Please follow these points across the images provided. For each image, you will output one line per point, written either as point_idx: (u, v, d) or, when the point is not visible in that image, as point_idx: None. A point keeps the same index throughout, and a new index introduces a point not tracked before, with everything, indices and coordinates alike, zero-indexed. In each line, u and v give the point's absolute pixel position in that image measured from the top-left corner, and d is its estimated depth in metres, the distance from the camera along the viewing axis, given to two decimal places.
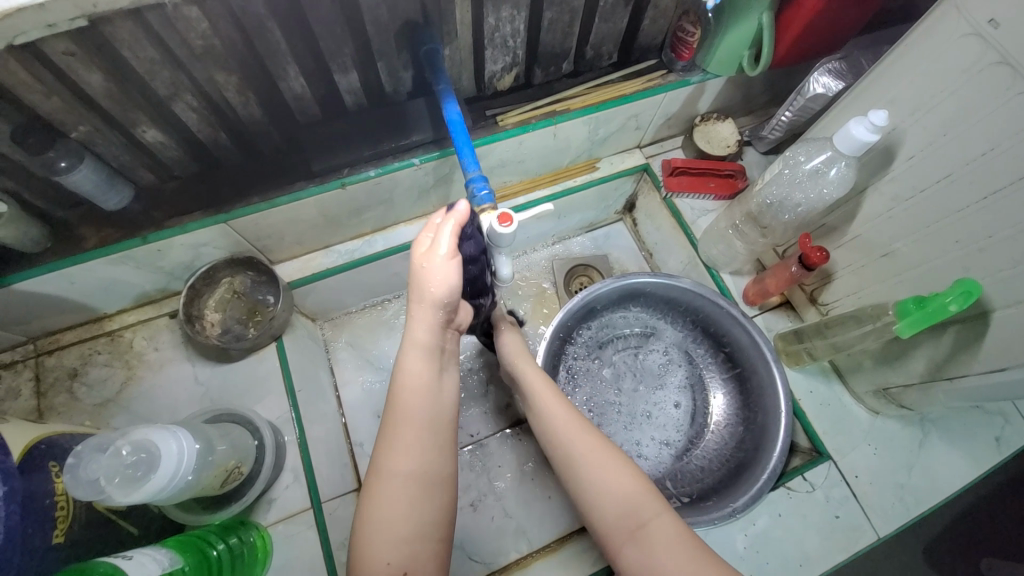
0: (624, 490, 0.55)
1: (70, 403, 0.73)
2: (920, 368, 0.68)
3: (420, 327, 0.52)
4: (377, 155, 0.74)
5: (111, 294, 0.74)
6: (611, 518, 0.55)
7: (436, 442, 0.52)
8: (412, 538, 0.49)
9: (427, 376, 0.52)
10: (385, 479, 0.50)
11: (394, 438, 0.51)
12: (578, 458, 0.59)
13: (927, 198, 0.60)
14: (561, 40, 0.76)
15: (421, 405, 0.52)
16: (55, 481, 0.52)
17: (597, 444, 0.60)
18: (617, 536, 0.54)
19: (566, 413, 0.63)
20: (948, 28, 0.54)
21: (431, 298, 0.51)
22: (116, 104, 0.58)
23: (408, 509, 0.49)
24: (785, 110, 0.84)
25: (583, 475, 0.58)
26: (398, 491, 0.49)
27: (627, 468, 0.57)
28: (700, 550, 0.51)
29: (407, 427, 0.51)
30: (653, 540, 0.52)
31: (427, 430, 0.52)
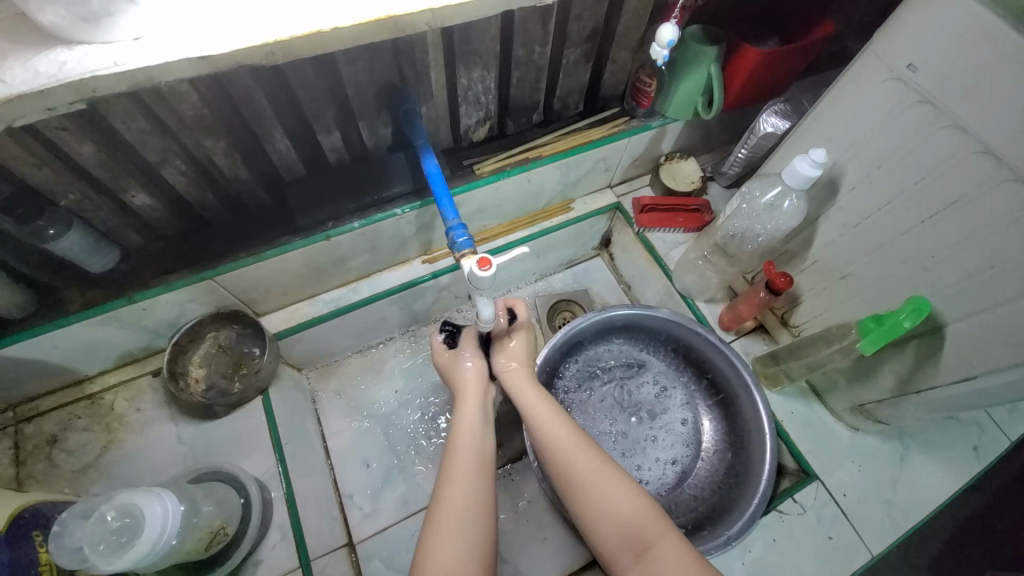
0: (628, 512, 0.57)
1: (49, 471, 0.71)
2: (889, 382, 0.71)
3: (466, 392, 0.69)
4: (360, 208, 0.78)
5: (93, 355, 0.74)
6: (616, 541, 0.57)
7: (481, 480, 0.60)
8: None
9: (471, 430, 0.65)
10: (436, 519, 0.57)
11: (444, 480, 0.60)
12: (580, 478, 0.60)
13: (873, 223, 0.65)
14: (530, 94, 0.82)
15: (465, 449, 0.63)
16: (39, 550, 0.51)
17: (597, 464, 0.61)
18: (624, 559, 0.56)
19: (566, 431, 0.64)
20: (871, 74, 0.61)
21: (472, 380, 0.71)
22: (108, 172, 0.60)
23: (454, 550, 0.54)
24: (741, 148, 0.91)
25: (586, 496, 0.59)
26: (448, 531, 0.55)
27: (630, 489, 0.59)
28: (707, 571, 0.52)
29: (459, 458, 0.61)
30: (659, 562, 0.53)
31: (473, 468, 0.61)
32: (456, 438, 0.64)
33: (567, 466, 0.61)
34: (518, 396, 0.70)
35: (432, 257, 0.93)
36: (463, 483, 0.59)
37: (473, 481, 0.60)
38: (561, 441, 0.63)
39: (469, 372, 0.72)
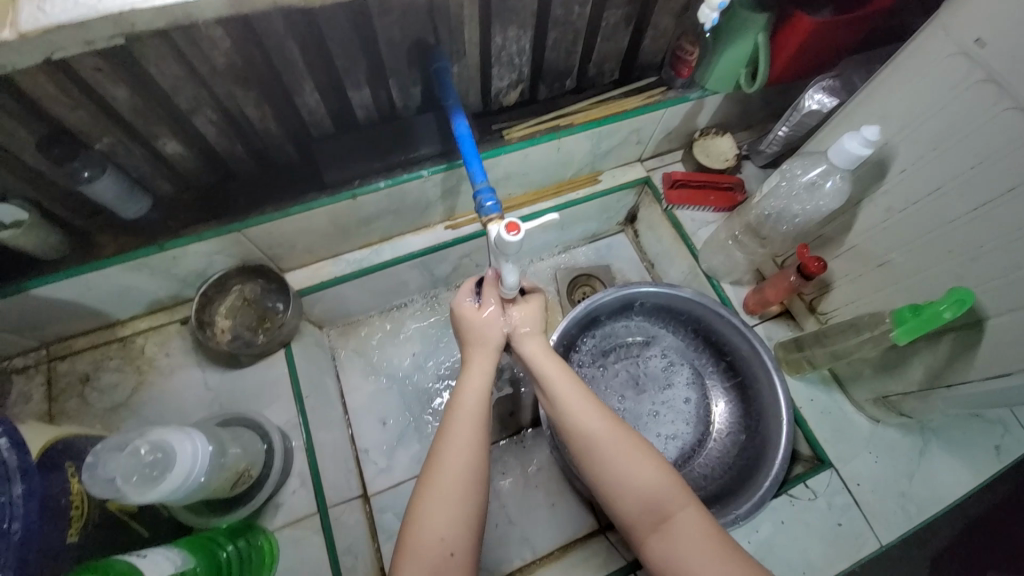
0: (650, 485, 0.56)
1: (82, 407, 0.74)
2: (918, 376, 0.69)
3: (478, 357, 0.64)
4: (388, 167, 0.77)
5: (125, 300, 0.76)
6: (635, 512, 0.56)
7: (479, 452, 0.58)
8: (449, 548, 0.54)
9: (476, 399, 0.61)
10: (430, 487, 0.56)
11: (442, 448, 0.58)
12: (603, 450, 0.58)
13: (920, 209, 0.62)
14: (565, 58, 0.79)
15: (468, 419, 0.59)
16: (70, 481, 0.53)
17: (620, 437, 0.59)
18: (641, 528, 0.56)
19: (587, 401, 0.61)
20: (935, 49, 0.57)
21: (488, 344, 0.64)
22: (140, 117, 0.60)
23: (449, 517, 0.54)
24: (782, 126, 0.87)
25: (607, 467, 0.58)
26: (442, 500, 0.55)
27: (654, 463, 0.57)
28: (725, 549, 0.52)
29: (460, 426, 0.59)
30: (678, 534, 0.54)
31: (473, 438, 0.58)
32: (459, 405, 0.60)
33: (589, 438, 0.59)
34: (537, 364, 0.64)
35: (455, 223, 0.92)
36: (460, 454, 0.57)
37: (471, 454, 0.57)
38: (582, 412, 0.60)
39: (484, 334, 0.64)
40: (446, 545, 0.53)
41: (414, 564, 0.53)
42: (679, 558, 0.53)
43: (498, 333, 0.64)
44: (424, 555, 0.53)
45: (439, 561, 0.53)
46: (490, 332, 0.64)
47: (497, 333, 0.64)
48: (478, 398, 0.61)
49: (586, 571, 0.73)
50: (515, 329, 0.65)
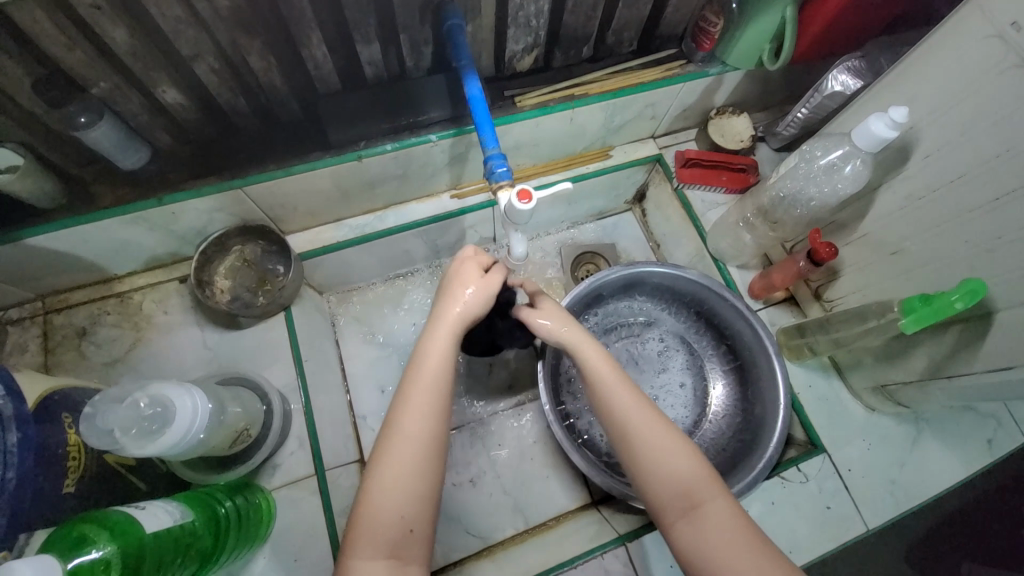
0: (681, 470, 0.54)
1: (79, 360, 0.74)
2: (920, 366, 0.69)
3: (444, 323, 0.58)
4: (394, 130, 0.74)
5: (122, 255, 0.74)
6: (664, 495, 0.54)
7: (441, 422, 0.54)
8: (409, 525, 0.50)
9: (440, 365, 0.56)
10: (385, 460, 0.51)
11: (401, 416, 0.53)
12: (634, 432, 0.56)
13: (940, 197, 0.61)
14: (584, 23, 0.75)
15: (430, 386, 0.54)
16: (67, 432, 0.53)
17: (651, 421, 0.57)
18: (668, 513, 0.53)
19: (620, 382, 0.59)
20: (970, 30, 0.54)
21: (460, 311, 0.58)
22: (139, 62, 0.57)
23: (400, 490, 0.50)
24: (801, 107, 0.84)
25: (637, 450, 0.56)
26: (400, 474, 0.51)
27: (685, 448, 0.55)
28: (757, 540, 0.50)
29: (419, 393, 0.54)
30: (708, 522, 0.51)
31: (434, 407, 0.54)
32: (421, 371, 0.55)
33: (622, 419, 0.57)
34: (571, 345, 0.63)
35: (461, 192, 0.90)
36: (423, 423, 0.53)
37: (433, 425, 0.53)
38: (616, 392, 0.58)
39: (463, 301, 0.59)
40: (405, 522, 0.49)
41: (369, 541, 0.48)
42: (707, 547, 0.50)
43: (476, 301, 0.59)
44: (379, 532, 0.49)
45: (395, 538, 0.49)
46: (468, 300, 0.59)
47: (473, 301, 0.59)
48: (443, 365, 0.56)
49: (578, 541, 0.74)
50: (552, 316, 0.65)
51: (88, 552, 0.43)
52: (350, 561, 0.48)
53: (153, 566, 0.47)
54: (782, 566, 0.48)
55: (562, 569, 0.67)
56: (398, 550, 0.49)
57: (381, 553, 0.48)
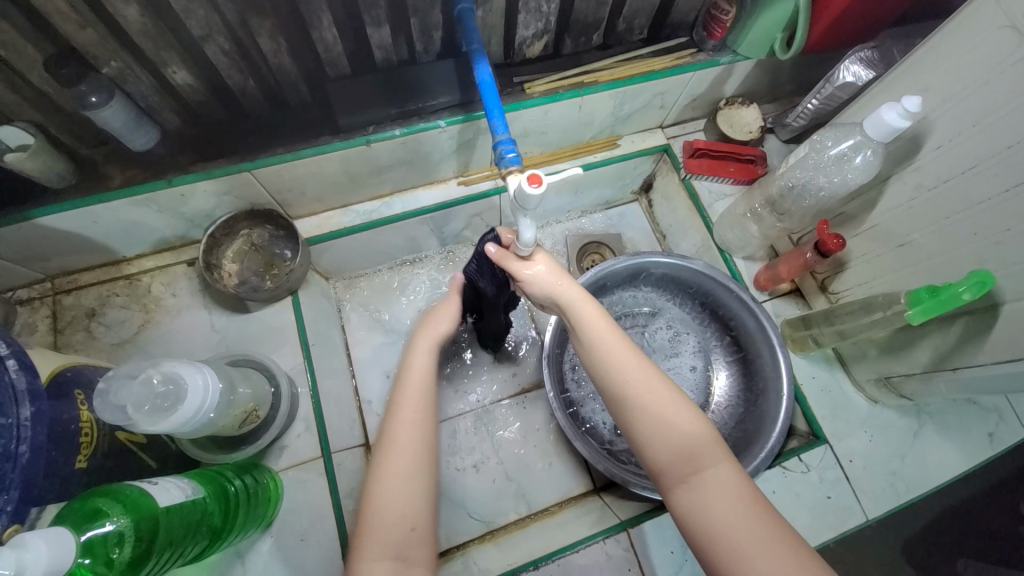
0: (682, 435, 0.53)
1: (88, 341, 0.74)
2: (924, 358, 0.70)
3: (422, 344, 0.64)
4: (403, 115, 0.74)
5: (131, 237, 0.75)
6: (664, 459, 0.52)
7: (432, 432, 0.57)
8: (411, 525, 0.51)
9: (422, 380, 0.60)
10: (386, 466, 0.54)
11: (395, 425, 0.56)
12: (634, 397, 0.55)
13: (951, 188, 0.61)
14: (595, 9, 0.75)
15: (415, 399, 0.58)
16: (80, 408, 0.53)
17: (654, 384, 0.56)
18: (668, 478, 0.52)
19: (621, 344, 0.58)
20: (985, 20, 0.54)
21: (430, 333, 0.66)
22: (149, 41, 0.57)
23: (405, 492, 0.52)
24: (812, 98, 0.83)
25: (637, 415, 0.55)
26: (398, 481, 0.53)
27: (687, 413, 0.54)
28: (758, 508, 0.48)
29: (411, 405, 0.58)
30: (709, 487, 0.50)
31: (421, 419, 0.57)
32: (408, 387, 0.59)
33: (620, 385, 0.56)
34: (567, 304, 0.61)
35: (468, 179, 0.90)
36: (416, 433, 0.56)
37: (427, 433, 0.57)
38: (619, 357, 0.57)
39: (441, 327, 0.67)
40: (405, 523, 0.51)
41: (376, 541, 0.50)
42: (707, 511, 0.49)
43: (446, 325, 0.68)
44: (382, 533, 0.50)
45: (399, 540, 0.50)
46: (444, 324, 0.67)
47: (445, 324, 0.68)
48: (424, 378, 0.60)
49: (579, 527, 0.75)
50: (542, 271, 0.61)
51: (100, 525, 0.43)
52: (356, 565, 0.49)
53: (165, 539, 0.48)
54: (782, 535, 0.46)
55: (563, 554, 0.68)
56: (404, 551, 0.50)
57: (387, 552, 0.49)
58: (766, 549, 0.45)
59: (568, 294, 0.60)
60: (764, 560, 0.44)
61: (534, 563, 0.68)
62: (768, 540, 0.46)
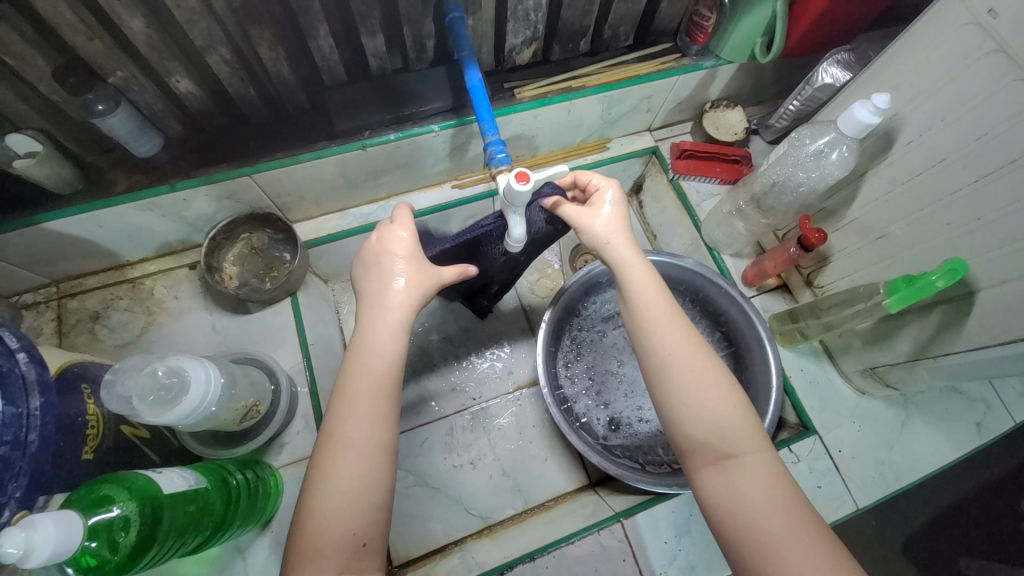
0: (722, 418, 0.52)
1: (92, 343, 0.76)
2: (906, 347, 0.72)
3: (389, 311, 0.56)
4: (398, 119, 0.77)
5: (135, 242, 0.77)
6: (700, 439, 0.52)
7: (390, 424, 0.52)
8: (362, 539, 0.48)
9: (389, 360, 0.54)
10: (334, 472, 0.49)
11: (347, 421, 0.51)
12: (675, 374, 0.54)
13: (923, 181, 0.63)
14: (581, 17, 0.78)
15: (371, 390, 0.52)
16: (86, 402, 0.55)
17: (698, 363, 0.54)
18: (699, 458, 0.52)
19: (669, 320, 0.56)
20: (949, 19, 0.57)
21: (401, 291, 0.57)
22: (154, 51, 0.60)
23: (353, 499, 0.48)
24: (793, 99, 0.86)
25: (676, 390, 0.53)
26: (354, 485, 0.49)
27: (729, 397, 0.53)
28: (795, 502, 0.48)
29: (362, 396, 0.51)
30: (742, 473, 0.50)
31: (378, 410, 0.52)
32: (365, 371, 0.53)
33: (660, 360, 0.55)
34: (614, 265, 0.60)
35: (461, 182, 0.93)
36: (368, 430, 0.51)
37: (379, 431, 0.51)
38: (664, 330, 0.56)
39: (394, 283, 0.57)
40: (356, 537, 0.48)
41: (321, 554, 0.46)
42: (737, 496, 0.49)
43: (418, 279, 0.58)
44: (329, 547, 0.47)
45: (347, 554, 0.47)
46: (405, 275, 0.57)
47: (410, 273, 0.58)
48: (386, 357, 0.54)
49: (573, 520, 0.76)
50: (600, 230, 0.61)
51: (107, 510, 0.45)
52: None
53: (169, 526, 0.49)
54: (815, 534, 0.46)
55: (559, 546, 0.69)
56: (353, 563, 0.47)
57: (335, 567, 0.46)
58: (798, 545, 0.45)
59: (618, 253, 0.60)
60: (793, 554, 0.45)
61: (529, 556, 0.69)
62: (798, 535, 0.46)
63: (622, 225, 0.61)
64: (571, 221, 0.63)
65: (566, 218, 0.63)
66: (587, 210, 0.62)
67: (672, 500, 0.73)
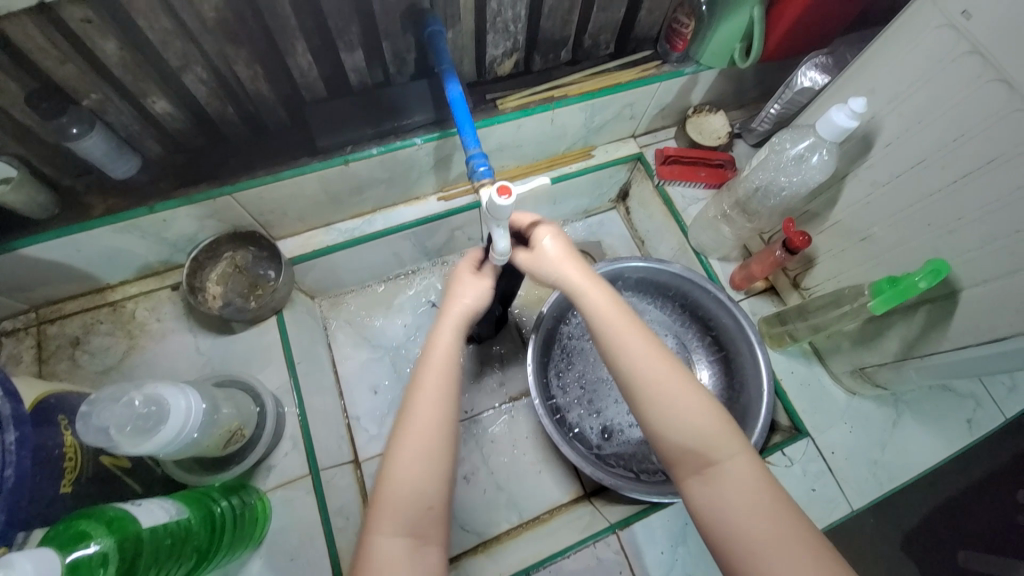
0: (694, 426, 0.52)
1: (73, 369, 0.75)
2: (894, 346, 0.72)
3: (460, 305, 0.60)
4: (380, 134, 0.76)
5: (115, 264, 0.76)
6: (676, 452, 0.52)
7: (455, 404, 0.54)
8: (430, 502, 0.50)
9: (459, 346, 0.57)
10: (406, 442, 0.51)
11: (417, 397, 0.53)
12: (643, 388, 0.54)
13: (902, 183, 0.64)
14: (561, 27, 0.78)
15: (441, 373, 0.55)
16: (64, 433, 0.54)
17: (663, 374, 0.54)
18: (683, 468, 0.52)
19: (635, 333, 0.56)
20: (923, 22, 0.58)
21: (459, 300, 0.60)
22: (129, 73, 0.59)
23: (421, 471, 0.51)
24: (773, 103, 0.87)
25: (647, 404, 0.53)
26: (422, 455, 0.51)
27: (701, 403, 0.53)
28: (779, 504, 0.48)
29: (431, 378, 0.54)
30: (723, 480, 0.49)
31: (446, 391, 0.54)
32: (435, 355, 0.56)
33: (629, 374, 0.54)
34: (572, 293, 0.60)
35: (448, 194, 0.92)
36: (436, 407, 0.53)
37: (446, 411, 0.53)
38: (629, 346, 0.55)
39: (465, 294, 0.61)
40: (425, 503, 0.50)
41: (391, 518, 0.49)
42: (720, 505, 0.49)
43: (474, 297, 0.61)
44: (400, 509, 0.49)
45: (416, 518, 0.49)
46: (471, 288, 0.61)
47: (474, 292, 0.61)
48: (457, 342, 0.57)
49: (570, 533, 0.75)
50: (547, 268, 0.61)
51: (85, 546, 0.43)
52: (372, 538, 0.49)
53: (150, 559, 0.48)
54: (801, 535, 0.45)
55: (556, 559, 0.68)
56: (420, 528, 0.49)
57: (404, 529, 0.49)
58: (784, 549, 0.45)
59: (570, 281, 0.60)
60: (781, 560, 0.44)
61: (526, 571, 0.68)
62: (784, 538, 0.45)
63: (568, 254, 0.62)
64: (524, 268, 0.64)
65: (519, 266, 0.64)
66: (533, 252, 0.63)
67: (668, 509, 0.73)
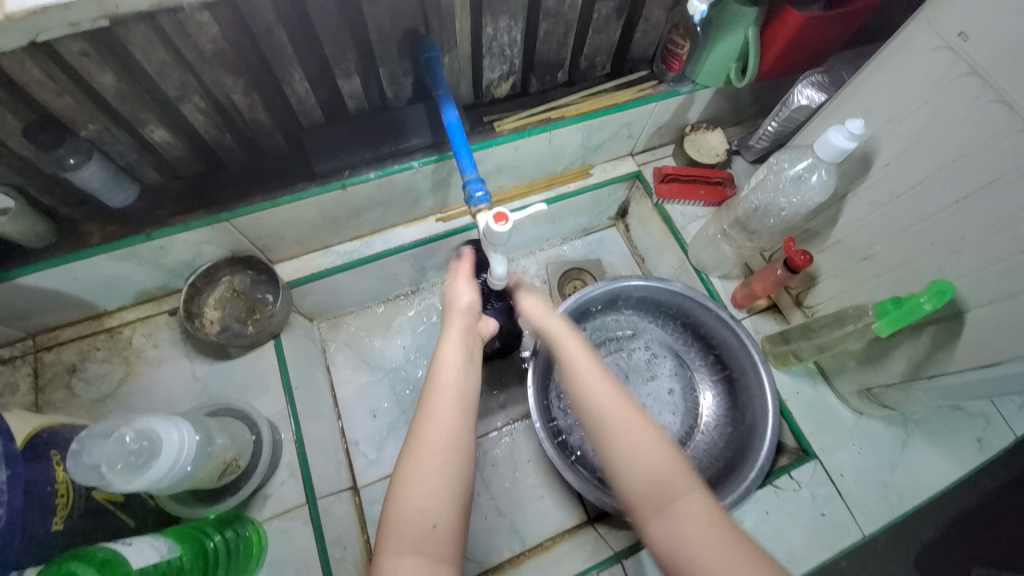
0: (654, 464, 0.50)
1: (69, 398, 0.74)
2: (900, 367, 0.70)
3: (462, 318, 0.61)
4: (377, 158, 0.76)
5: (112, 290, 0.76)
6: (637, 490, 0.49)
7: (464, 418, 0.54)
8: (434, 519, 0.49)
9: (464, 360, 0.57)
10: (415, 458, 0.51)
11: (426, 412, 0.54)
12: (606, 425, 0.52)
13: (903, 202, 0.63)
14: (556, 50, 0.79)
15: (448, 388, 0.55)
16: (56, 469, 0.53)
17: (626, 410, 0.53)
18: (644, 509, 0.49)
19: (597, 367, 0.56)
20: (919, 43, 0.57)
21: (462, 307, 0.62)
22: (127, 104, 0.60)
23: (427, 487, 0.50)
24: (771, 120, 0.87)
25: (610, 441, 0.51)
26: (429, 470, 0.51)
27: (660, 437, 0.52)
28: (739, 544, 0.45)
29: (439, 391, 0.55)
30: (683, 521, 0.47)
31: (455, 404, 0.54)
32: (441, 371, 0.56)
33: (594, 411, 0.53)
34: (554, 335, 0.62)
35: (446, 216, 0.92)
36: (443, 421, 0.53)
37: (455, 425, 0.53)
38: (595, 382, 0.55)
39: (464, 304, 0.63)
40: (429, 519, 0.49)
41: (397, 536, 0.48)
42: (680, 546, 0.46)
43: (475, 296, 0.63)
44: (406, 526, 0.48)
45: (421, 536, 0.48)
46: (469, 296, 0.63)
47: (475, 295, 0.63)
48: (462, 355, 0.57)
49: (573, 561, 0.73)
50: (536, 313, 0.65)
51: None
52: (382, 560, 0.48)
53: None
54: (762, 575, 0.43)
55: None
56: (426, 547, 0.48)
57: (409, 548, 0.48)
58: None
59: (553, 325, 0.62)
60: None
61: None
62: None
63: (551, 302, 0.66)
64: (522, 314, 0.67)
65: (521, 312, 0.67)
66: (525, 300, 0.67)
67: None
